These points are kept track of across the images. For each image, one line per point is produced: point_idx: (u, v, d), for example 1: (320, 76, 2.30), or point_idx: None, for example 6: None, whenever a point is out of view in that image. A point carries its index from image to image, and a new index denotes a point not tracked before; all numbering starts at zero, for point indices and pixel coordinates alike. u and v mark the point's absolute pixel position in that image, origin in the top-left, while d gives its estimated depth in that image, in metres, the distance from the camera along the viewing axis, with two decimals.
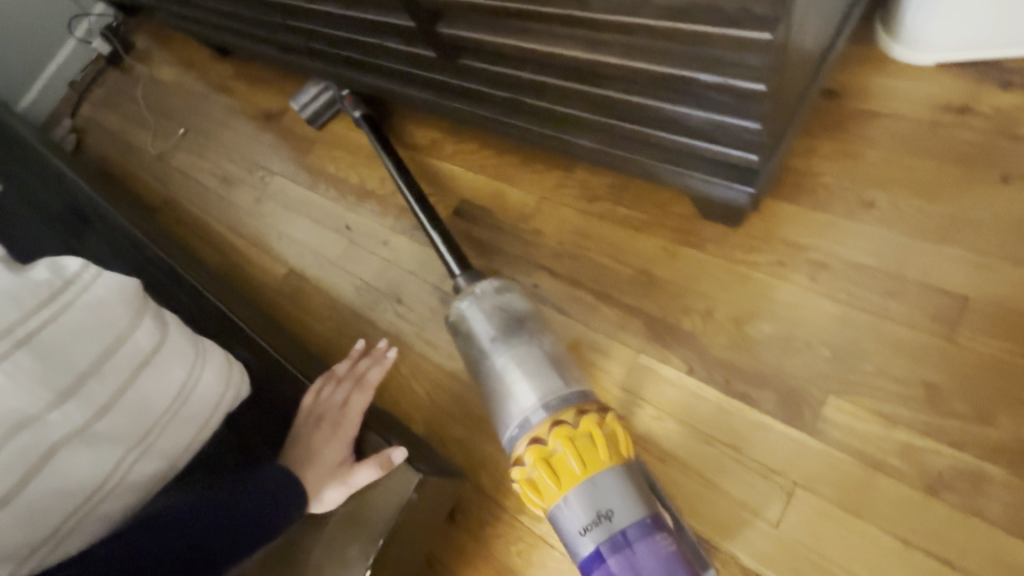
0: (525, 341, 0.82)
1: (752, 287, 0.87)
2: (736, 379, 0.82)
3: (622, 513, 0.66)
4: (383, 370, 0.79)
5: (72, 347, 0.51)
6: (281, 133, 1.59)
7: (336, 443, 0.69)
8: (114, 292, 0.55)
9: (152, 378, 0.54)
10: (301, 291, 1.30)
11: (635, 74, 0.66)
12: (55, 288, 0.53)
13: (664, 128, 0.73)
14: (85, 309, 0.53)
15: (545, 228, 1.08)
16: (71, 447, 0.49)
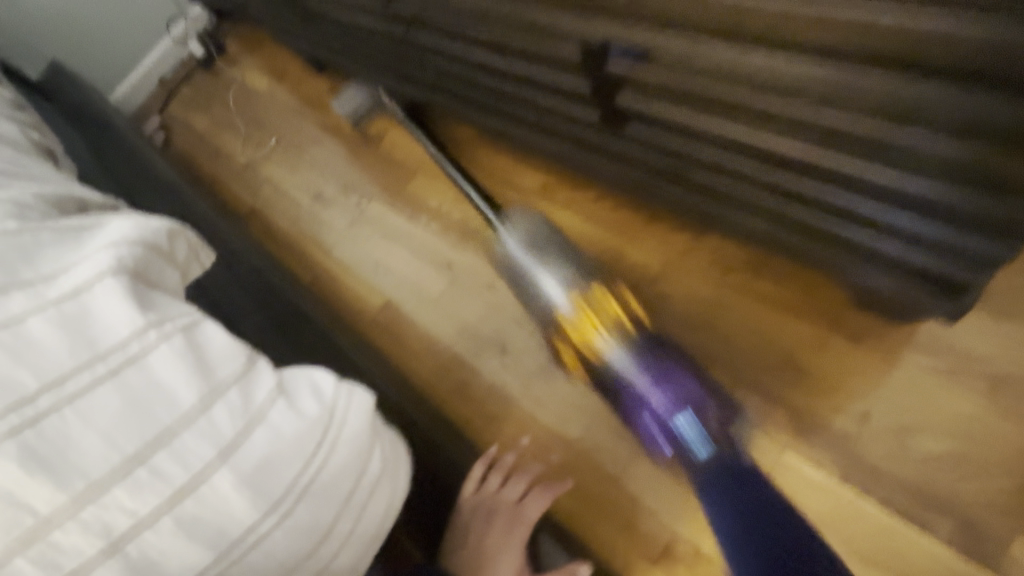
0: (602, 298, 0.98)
1: (918, 393, 0.81)
2: (901, 497, 0.77)
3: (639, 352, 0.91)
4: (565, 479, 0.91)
5: (334, 489, 0.50)
6: (378, 158, 1.58)
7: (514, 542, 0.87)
8: (368, 420, 0.52)
9: (376, 506, 0.53)
10: (396, 325, 1.26)
11: (860, 180, 0.65)
12: (323, 426, 0.50)
13: (859, 227, 0.72)
14: (343, 448, 0.50)
15: (672, 295, 1.02)
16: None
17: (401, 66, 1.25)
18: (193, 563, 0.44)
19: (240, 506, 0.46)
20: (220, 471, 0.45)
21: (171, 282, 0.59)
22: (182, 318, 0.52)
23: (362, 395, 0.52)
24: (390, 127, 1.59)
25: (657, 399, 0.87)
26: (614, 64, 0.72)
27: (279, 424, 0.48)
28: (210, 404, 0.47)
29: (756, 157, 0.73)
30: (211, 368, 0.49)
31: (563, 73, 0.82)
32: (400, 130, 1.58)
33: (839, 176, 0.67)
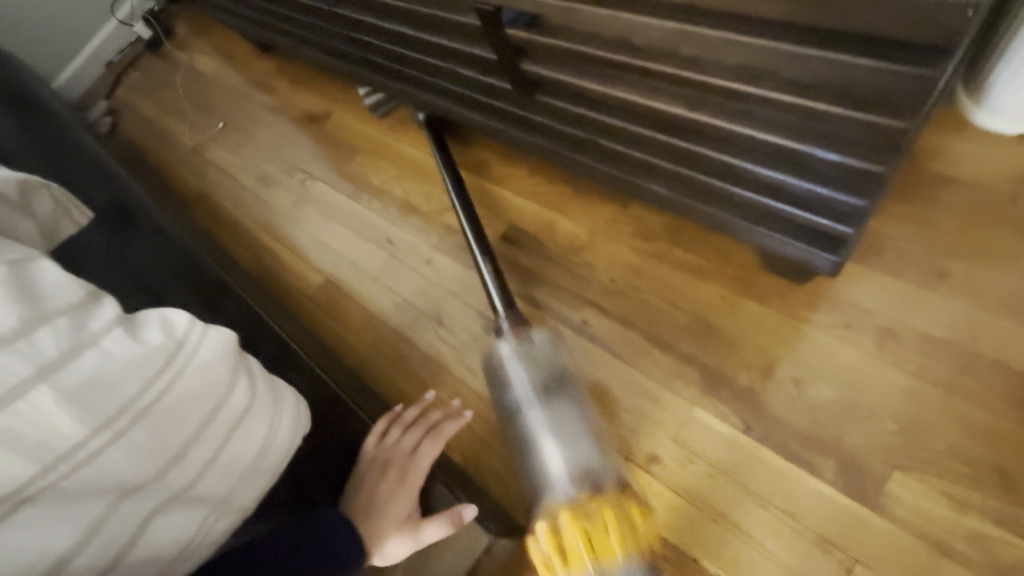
0: (566, 401, 0.89)
1: (815, 347, 0.86)
2: (796, 443, 0.81)
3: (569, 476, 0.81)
4: (460, 424, 0.80)
5: (184, 413, 0.48)
6: (323, 138, 1.57)
7: (401, 498, 0.68)
8: (224, 355, 0.51)
9: (246, 434, 0.52)
10: (337, 302, 1.28)
11: (739, 137, 0.64)
12: (168, 353, 0.49)
13: (746, 185, 0.73)
14: (193, 376, 0.49)
15: (597, 263, 1.06)
16: (167, 511, 0.47)
17: (338, 43, 1.26)
18: (13, 477, 0.41)
19: (64, 420, 0.43)
20: (39, 388, 0.43)
21: (27, 231, 0.59)
22: (15, 258, 0.50)
23: (219, 332, 0.52)
24: (336, 107, 1.59)
25: None
26: (511, 30, 0.74)
27: (113, 349, 0.47)
28: (33, 328, 0.45)
29: (647, 121, 0.75)
30: (40, 299, 0.47)
31: (475, 42, 0.85)
32: (345, 109, 1.58)
33: (718, 135, 0.67)
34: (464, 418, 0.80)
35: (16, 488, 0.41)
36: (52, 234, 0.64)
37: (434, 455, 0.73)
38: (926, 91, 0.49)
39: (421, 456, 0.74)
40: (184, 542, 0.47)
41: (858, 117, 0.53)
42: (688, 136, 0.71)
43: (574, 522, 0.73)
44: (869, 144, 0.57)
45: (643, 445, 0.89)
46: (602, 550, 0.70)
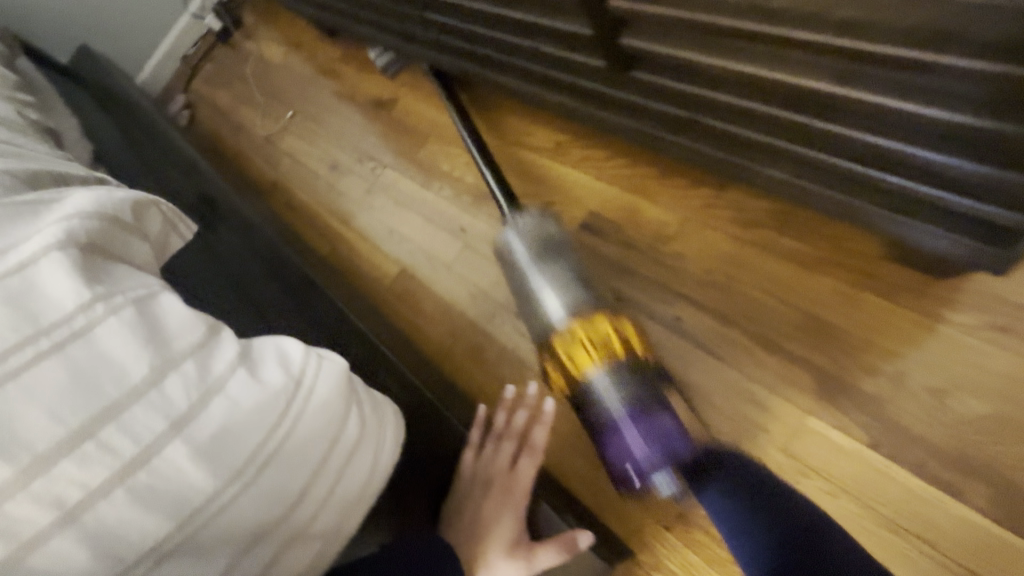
0: (552, 260, 0.86)
1: (959, 353, 0.74)
2: (934, 461, 0.72)
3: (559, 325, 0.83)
4: (548, 428, 0.74)
5: (305, 453, 0.48)
6: (392, 124, 1.55)
7: (508, 512, 0.67)
8: (338, 387, 0.50)
9: (359, 465, 0.51)
10: (412, 293, 1.27)
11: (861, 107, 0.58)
12: (288, 392, 0.47)
13: (882, 168, 0.64)
14: (313, 414, 0.48)
15: (689, 251, 0.97)
16: (291, 547, 0.47)
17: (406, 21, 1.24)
18: (151, 535, 0.40)
19: (199, 475, 0.42)
20: (173, 442, 0.42)
21: (143, 255, 0.57)
22: (135, 292, 0.47)
23: (332, 362, 0.51)
24: (404, 92, 1.56)
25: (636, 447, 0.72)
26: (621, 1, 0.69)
27: (240, 395, 0.45)
28: (163, 376, 0.43)
29: (756, 94, 0.68)
30: (165, 342, 0.45)
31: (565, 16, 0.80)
32: (412, 93, 1.54)
33: (855, 110, 0.61)
34: (552, 420, 0.74)
35: (154, 547, 0.40)
36: (160, 251, 0.62)
37: (532, 472, 0.70)
38: None
39: (521, 472, 0.71)
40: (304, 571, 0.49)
41: (997, 71, 0.47)
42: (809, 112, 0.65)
43: (565, 350, 0.81)
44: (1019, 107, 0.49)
45: (748, 456, 0.81)
46: (584, 361, 0.78)
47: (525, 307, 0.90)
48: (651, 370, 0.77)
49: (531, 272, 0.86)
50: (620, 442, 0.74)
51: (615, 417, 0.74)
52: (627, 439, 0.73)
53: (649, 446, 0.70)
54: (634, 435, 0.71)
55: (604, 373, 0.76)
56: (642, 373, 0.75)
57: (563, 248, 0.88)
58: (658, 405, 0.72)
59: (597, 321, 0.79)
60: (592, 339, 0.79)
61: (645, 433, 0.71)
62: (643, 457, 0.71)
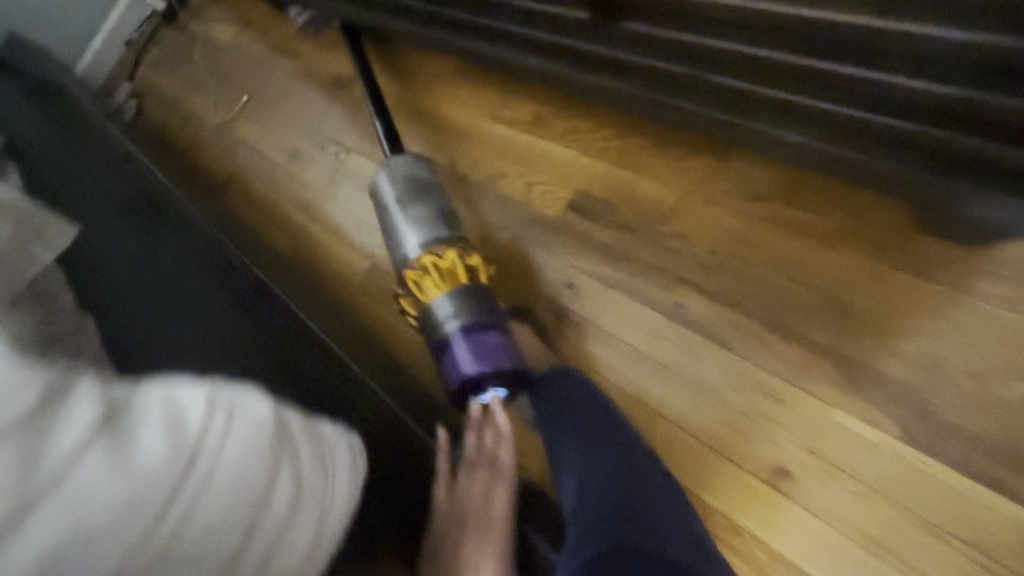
0: (412, 203, 0.91)
1: (999, 332, 0.66)
2: (975, 454, 0.64)
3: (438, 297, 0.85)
4: (513, 450, 0.73)
5: (210, 559, 0.33)
6: (355, 105, 1.42)
7: (488, 557, 0.58)
8: (252, 457, 0.36)
9: (296, 555, 0.38)
10: (386, 290, 1.15)
11: (881, 35, 0.57)
12: (173, 472, 0.33)
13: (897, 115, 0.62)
14: (218, 496, 0.34)
15: (692, 233, 0.87)
16: None
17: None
18: None
19: None
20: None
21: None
22: None
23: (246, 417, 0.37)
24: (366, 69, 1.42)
25: (465, 359, 0.80)
26: None
27: (94, 486, 0.31)
28: None
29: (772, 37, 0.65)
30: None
31: None
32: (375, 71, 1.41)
33: (871, 45, 0.58)
34: (512, 438, 0.74)
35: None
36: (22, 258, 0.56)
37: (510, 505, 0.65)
38: None
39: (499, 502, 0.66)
40: None
41: None
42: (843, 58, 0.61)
43: (416, 281, 0.87)
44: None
45: (769, 458, 0.73)
46: (432, 289, 0.85)
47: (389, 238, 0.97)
48: (485, 290, 0.86)
49: (394, 212, 0.92)
50: (451, 359, 0.81)
51: (448, 334, 0.81)
52: (457, 353, 0.80)
53: (478, 359, 0.79)
54: (462, 347, 0.80)
55: (446, 299, 0.83)
56: (477, 292, 0.84)
57: (438, 197, 0.94)
58: (484, 325, 0.81)
59: (446, 250, 0.87)
60: (441, 268, 0.86)
61: (475, 349, 0.80)
62: (468, 368, 0.79)
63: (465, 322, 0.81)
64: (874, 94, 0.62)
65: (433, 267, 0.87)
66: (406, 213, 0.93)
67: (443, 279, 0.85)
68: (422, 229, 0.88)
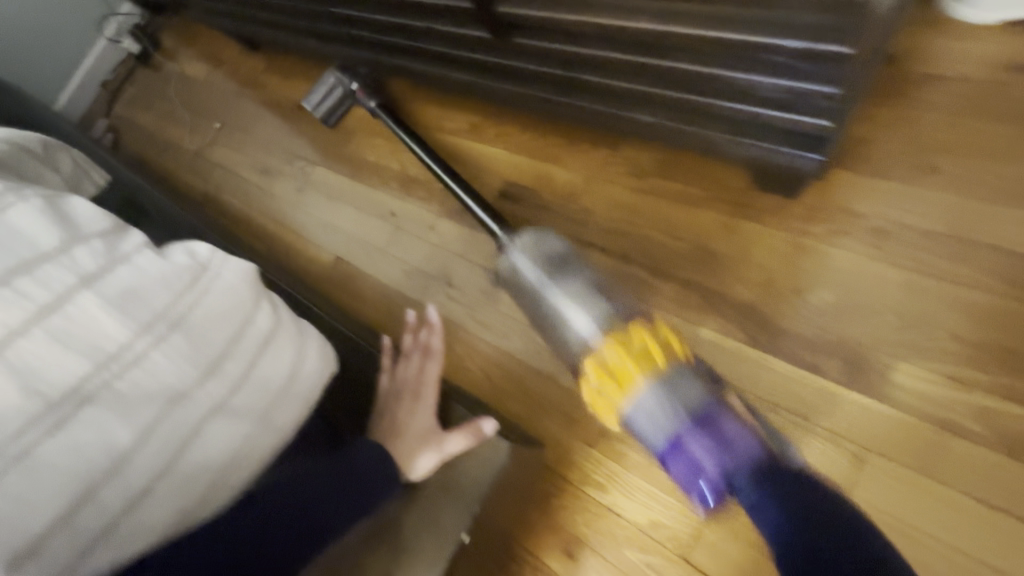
0: (570, 285, 0.85)
1: (813, 257, 0.87)
2: (800, 348, 0.83)
3: (579, 321, 0.81)
4: (443, 334, 0.78)
5: (215, 327, 0.56)
6: (318, 125, 1.61)
7: (421, 414, 0.68)
8: (241, 280, 0.60)
9: (276, 353, 0.59)
10: (348, 277, 1.32)
11: (687, 41, 0.68)
12: (194, 272, 0.58)
13: (724, 99, 0.73)
14: (219, 292, 0.58)
15: (595, 207, 1.08)
16: (213, 422, 0.53)
17: (320, 21, 1.30)
18: (72, 371, 0.48)
19: (112, 324, 0.51)
20: (85, 292, 0.52)
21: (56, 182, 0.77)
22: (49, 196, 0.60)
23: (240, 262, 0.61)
24: (327, 93, 1.62)
25: (702, 456, 0.65)
26: None
27: (149, 270, 0.56)
28: (72, 247, 0.54)
29: (616, 43, 0.76)
30: (75, 225, 0.57)
31: None
32: None
33: (689, 46, 0.69)
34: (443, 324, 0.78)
35: (74, 386, 0.48)
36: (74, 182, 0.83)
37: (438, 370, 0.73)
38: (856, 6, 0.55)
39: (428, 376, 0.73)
40: (234, 450, 0.54)
41: None
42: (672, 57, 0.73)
43: (597, 366, 0.75)
44: (823, 29, 0.59)
45: None
46: (625, 373, 0.71)
47: (551, 337, 0.88)
48: (684, 365, 0.71)
49: (547, 302, 0.86)
50: (694, 458, 0.66)
51: (670, 436, 0.67)
52: (694, 451, 0.66)
53: (717, 454, 0.64)
54: (693, 441, 0.66)
55: (649, 386, 0.69)
56: (706, 376, 0.71)
57: (574, 270, 0.86)
58: (707, 412, 0.67)
59: (632, 329, 0.73)
60: (629, 345, 0.73)
61: (715, 441, 0.65)
62: (715, 467, 0.64)
63: (690, 413, 0.67)
64: (698, 84, 0.74)
65: (614, 356, 0.73)
66: (558, 291, 0.86)
67: (640, 359, 0.71)
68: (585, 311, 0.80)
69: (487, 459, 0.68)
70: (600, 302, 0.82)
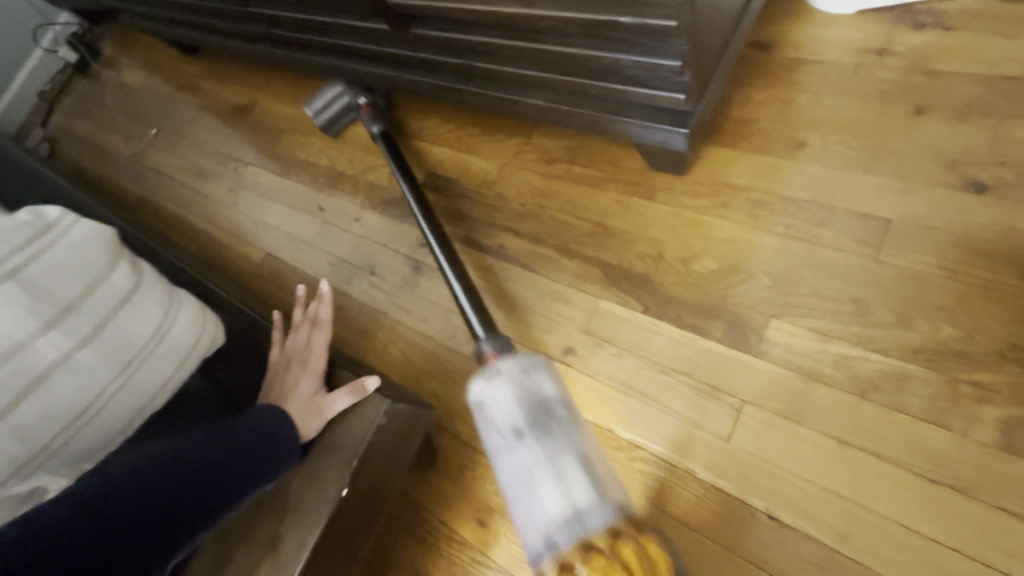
0: (561, 426, 0.71)
1: (699, 228, 0.93)
2: (687, 313, 0.88)
3: (587, 502, 0.64)
4: (330, 303, 0.81)
5: (57, 281, 0.56)
6: (252, 126, 1.62)
7: (307, 379, 0.73)
8: (92, 239, 0.61)
9: (135, 311, 0.59)
10: (277, 272, 1.33)
11: (548, 24, 0.73)
12: (37, 229, 0.59)
13: (592, 78, 0.79)
14: (64, 248, 0.58)
15: (508, 192, 1.12)
16: (58, 373, 0.53)
17: (241, 23, 1.33)
18: None
19: None
20: None
21: None
22: None
23: (91, 224, 0.62)
24: (262, 96, 1.64)
25: None
26: None
27: None
28: None
29: (494, 29, 0.81)
30: None
31: None
32: (269, 98, 1.63)
33: (554, 30, 0.75)
34: (330, 294, 0.81)
35: None
36: None
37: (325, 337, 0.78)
38: None
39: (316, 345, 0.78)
40: (81, 401, 0.53)
41: None
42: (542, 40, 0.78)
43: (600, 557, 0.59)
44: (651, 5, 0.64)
45: (559, 342, 0.95)
46: None
47: (522, 512, 0.67)
48: None
49: (541, 464, 0.68)
50: None
51: None
52: None
53: None
54: None
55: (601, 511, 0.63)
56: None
57: (566, 419, 0.73)
58: None
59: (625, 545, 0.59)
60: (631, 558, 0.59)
61: None
62: None
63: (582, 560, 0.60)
64: (570, 66, 0.80)
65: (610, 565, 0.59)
66: (558, 477, 0.67)
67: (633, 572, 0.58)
68: (595, 487, 0.66)
69: (366, 416, 0.70)
70: (612, 484, 0.68)
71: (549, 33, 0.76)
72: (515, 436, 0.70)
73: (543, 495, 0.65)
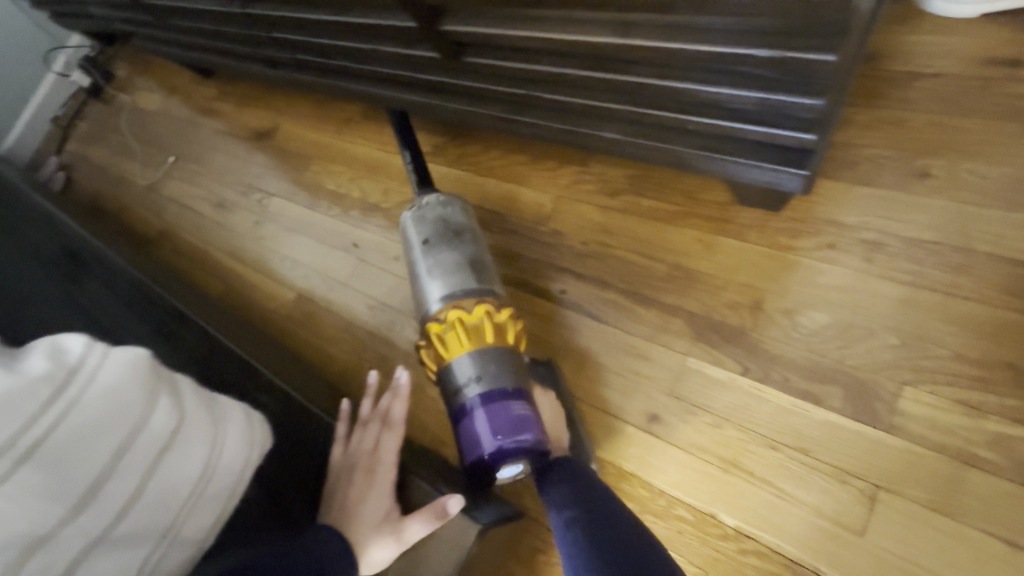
0: (449, 247, 0.89)
1: (801, 274, 0.80)
2: (795, 375, 0.76)
3: (461, 280, 0.86)
4: (405, 401, 0.73)
5: (85, 447, 0.43)
6: (275, 153, 1.53)
7: (377, 495, 0.64)
8: (127, 377, 0.46)
9: (182, 457, 0.48)
10: (311, 315, 1.23)
11: (651, 54, 0.62)
12: (56, 380, 0.43)
13: (691, 113, 0.67)
14: (95, 400, 0.44)
15: (567, 228, 1.01)
16: (94, 560, 0.42)
17: (261, 47, 1.23)
18: None
19: None
20: None
21: None
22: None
23: (121, 353, 0.47)
24: (285, 121, 1.55)
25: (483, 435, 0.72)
26: None
27: None
28: None
29: (572, 58, 0.70)
30: None
31: (387, 13, 0.83)
32: (292, 122, 1.53)
33: (652, 60, 0.63)
34: (408, 389, 0.74)
35: None
36: None
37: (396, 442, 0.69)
38: (834, 16, 0.49)
39: (386, 449, 0.69)
40: None
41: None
42: (634, 70, 0.66)
43: (439, 333, 0.81)
44: (799, 34, 0.53)
45: (640, 406, 0.84)
46: (455, 346, 0.80)
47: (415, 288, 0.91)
48: None
49: (421, 259, 0.89)
50: (471, 435, 0.73)
51: (467, 404, 0.75)
52: (477, 424, 0.73)
53: None
54: (481, 421, 0.73)
55: (469, 359, 0.78)
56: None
57: (467, 244, 0.90)
58: None
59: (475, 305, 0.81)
60: (465, 323, 0.80)
61: None
62: (490, 443, 0.71)
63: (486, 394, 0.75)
64: (662, 99, 0.68)
65: (454, 322, 0.81)
66: (428, 256, 0.89)
67: (469, 336, 0.79)
68: (450, 283, 0.86)
69: (451, 541, 0.64)
70: (467, 276, 0.86)
71: (643, 63, 0.65)
72: (414, 252, 0.91)
73: (420, 280, 0.88)
